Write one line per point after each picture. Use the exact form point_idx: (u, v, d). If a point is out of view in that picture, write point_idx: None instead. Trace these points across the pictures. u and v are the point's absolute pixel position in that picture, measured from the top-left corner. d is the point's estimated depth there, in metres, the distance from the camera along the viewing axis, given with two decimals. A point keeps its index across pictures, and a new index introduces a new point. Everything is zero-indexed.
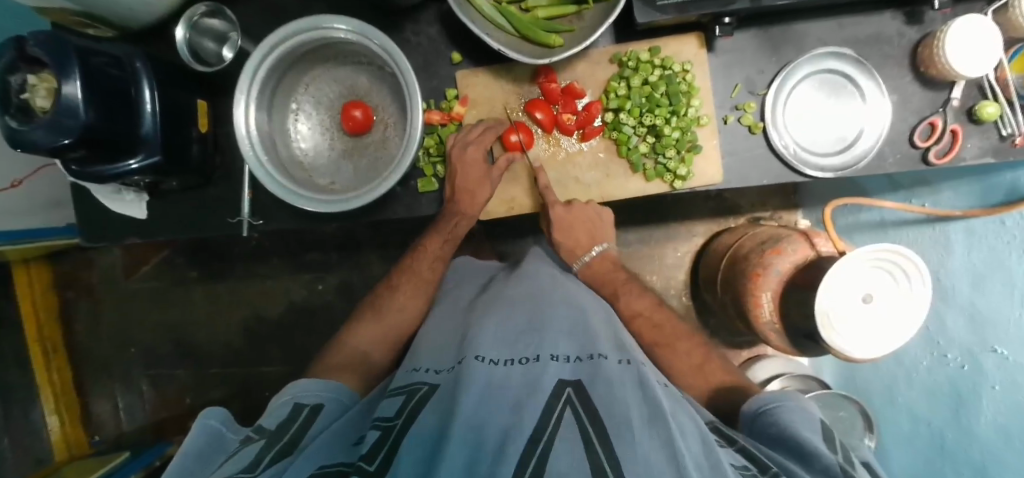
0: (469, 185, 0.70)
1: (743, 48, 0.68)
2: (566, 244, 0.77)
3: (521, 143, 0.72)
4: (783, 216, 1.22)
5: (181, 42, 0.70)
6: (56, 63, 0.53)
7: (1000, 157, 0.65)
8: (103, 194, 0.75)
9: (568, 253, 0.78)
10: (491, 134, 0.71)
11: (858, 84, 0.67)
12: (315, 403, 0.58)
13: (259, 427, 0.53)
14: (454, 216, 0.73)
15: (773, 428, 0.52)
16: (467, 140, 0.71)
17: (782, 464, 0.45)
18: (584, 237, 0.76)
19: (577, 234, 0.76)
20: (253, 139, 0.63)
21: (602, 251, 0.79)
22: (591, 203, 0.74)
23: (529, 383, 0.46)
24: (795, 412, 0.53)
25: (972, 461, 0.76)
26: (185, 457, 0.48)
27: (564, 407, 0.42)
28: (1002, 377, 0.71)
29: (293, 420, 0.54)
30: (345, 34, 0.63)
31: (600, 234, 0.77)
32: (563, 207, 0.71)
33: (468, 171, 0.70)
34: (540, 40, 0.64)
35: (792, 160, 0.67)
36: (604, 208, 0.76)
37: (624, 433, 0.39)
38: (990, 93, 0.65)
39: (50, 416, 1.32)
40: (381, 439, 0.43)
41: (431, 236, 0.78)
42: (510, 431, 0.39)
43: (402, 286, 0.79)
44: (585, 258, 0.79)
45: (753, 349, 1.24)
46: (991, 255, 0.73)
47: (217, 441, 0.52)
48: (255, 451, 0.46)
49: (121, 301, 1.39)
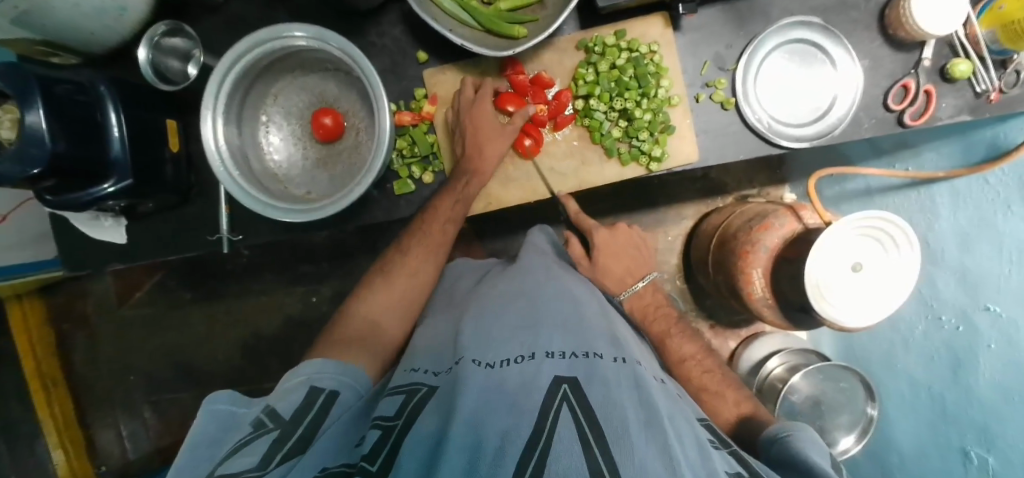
0: (479, 138, 0.69)
1: (708, 24, 0.68)
2: (617, 270, 0.83)
3: (533, 146, 0.72)
4: (770, 192, 1.22)
5: (144, 63, 0.68)
6: (16, 93, 0.53)
7: (977, 114, 0.65)
8: (81, 221, 0.75)
9: (617, 281, 0.83)
10: (489, 85, 0.70)
11: (827, 52, 0.67)
12: (330, 389, 0.56)
13: (272, 411, 0.51)
14: (467, 174, 0.70)
15: (784, 455, 0.52)
16: (470, 97, 0.70)
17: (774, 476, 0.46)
18: (631, 264, 0.85)
19: (623, 261, 0.84)
20: (223, 155, 0.63)
21: (649, 281, 0.84)
22: (634, 232, 0.88)
23: (525, 384, 0.45)
24: (807, 440, 0.54)
25: (973, 421, 0.74)
26: (196, 444, 0.48)
27: (561, 404, 0.41)
28: (997, 334, 0.68)
29: (307, 409, 0.52)
30: (304, 41, 0.63)
31: (645, 264, 0.86)
32: (605, 229, 0.85)
33: (483, 127, 0.69)
34: (504, 32, 0.63)
35: (766, 132, 0.66)
36: (646, 236, 0.89)
37: (622, 437, 0.38)
38: (962, 51, 0.64)
39: (55, 451, 1.30)
40: (381, 439, 0.43)
41: (442, 199, 0.71)
42: (510, 433, 0.37)
43: (413, 248, 0.75)
44: (634, 287, 0.83)
45: (751, 327, 1.24)
46: (977, 213, 0.71)
47: (227, 421, 0.51)
48: (266, 446, 0.46)
49: (117, 329, 1.38)
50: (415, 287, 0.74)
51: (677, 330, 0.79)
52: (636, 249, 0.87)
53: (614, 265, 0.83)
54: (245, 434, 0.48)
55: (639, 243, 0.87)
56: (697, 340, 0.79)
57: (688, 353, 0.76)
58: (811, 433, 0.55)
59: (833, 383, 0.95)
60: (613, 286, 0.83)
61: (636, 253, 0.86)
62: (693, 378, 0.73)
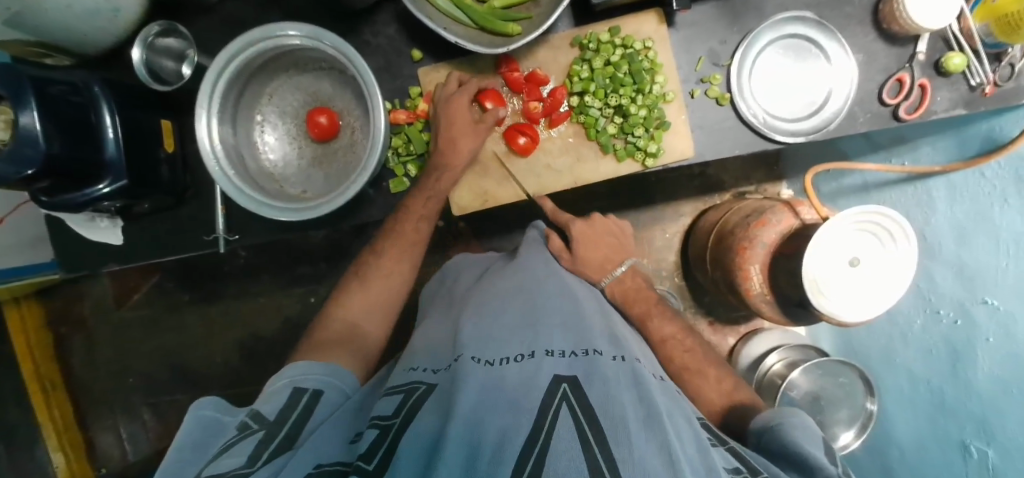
0: (453, 134, 0.68)
1: (703, 20, 0.68)
2: (596, 259, 0.81)
3: (529, 143, 0.71)
4: (768, 188, 1.22)
5: (138, 62, 0.69)
6: (10, 94, 0.53)
7: (972, 108, 0.65)
8: (78, 222, 0.75)
9: (597, 267, 0.81)
10: (474, 84, 0.69)
11: (821, 47, 0.67)
12: (314, 389, 0.56)
13: (257, 413, 0.51)
14: (438, 170, 0.70)
15: (776, 443, 0.52)
16: (451, 93, 0.69)
17: (771, 471, 0.46)
18: (611, 252, 0.83)
19: (602, 249, 0.82)
20: (218, 154, 0.63)
21: (628, 267, 0.83)
22: (610, 220, 0.86)
23: (524, 382, 0.45)
24: (800, 429, 0.53)
25: (972, 416, 0.74)
26: (182, 448, 0.48)
27: (560, 402, 0.41)
28: (994, 328, 0.68)
29: (291, 409, 0.52)
30: (299, 40, 0.63)
31: (626, 249, 0.85)
32: (582, 220, 0.83)
33: (457, 121, 0.68)
34: (499, 29, 0.63)
35: (761, 127, 0.66)
36: (623, 223, 0.88)
37: (622, 435, 0.38)
38: (956, 44, 0.64)
39: (55, 454, 1.30)
40: (379, 438, 0.43)
41: (412, 196, 0.71)
42: (508, 432, 0.37)
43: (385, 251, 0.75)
44: (614, 273, 0.82)
45: (750, 324, 1.24)
46: (974, 207, 0.71)
47: (214, 427, 0.51)
48: (252, 444, 0.46)
49: (116, 331, 1.38)
50: (393, 288, 0.74)
51: (658, 313, 0.78)
52: (614, 237, 0.85)
53: (592, 253, 0.81)
54: (231, 437, 0.48)
55: (617, 229, 0.86)
56: (677, 319, 0.78)
57: (668, 333, 0.75)
58: (801, 420, 0.55)
59: (832, 379, 0.96)
60: (594, 273, 0.81)
61: (616, 240, 0.84)
62: (675, 357, 0.72)
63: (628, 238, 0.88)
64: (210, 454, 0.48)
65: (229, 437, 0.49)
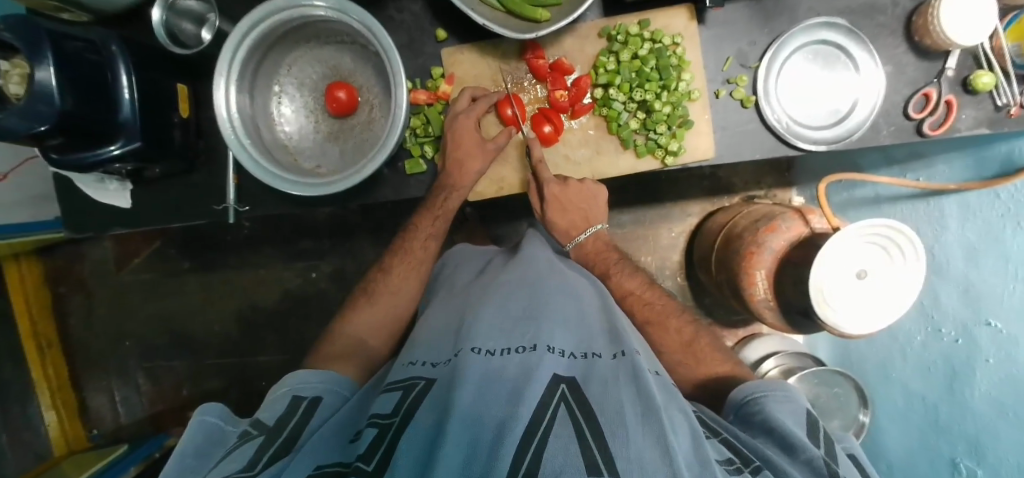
0: (460, 155, 0.69)
1: (734, 20, 0.67)
2: (563, 225, 0.78)
3: (554, 133, 0.71)
4: (777, 194, 1.22)
5: (157, 23, 0.66)
6: (26, 47, 0.52)
7: (996, 128, 0.64)
8: (87, 183, 0.73)
9: (563, 233, 0.80)
10: (484, 104, 0.70)
11: (850, 54, 0.66)
12: (313, 395, 0.57)
13: (256, 421, 0.52)
14: (444, 190, 0.72)
15: (759, 415, 0.52)
16: (459, 112, 0.70)
17: (762, 455, 0.46)
18: (579, 220, 0.78)
19: (569, 217, 0.77)
20: (235, 123, 0.62)
21: (595, 232, 0.80)
22: (586, 181, 0.73)
23: (525, 375, 0.45)
24: (786, 402, 0.54)
25: (965, 433, 0.75)
26: (184, 454, 0.48)
27: (559, 402, 0.41)
28: (995, 349, 0.68)
29: (291, 414, 0.53)
30: (324, 11, 0.61)
31: (594, 215, 0.78)
32: (558, 182, 0.71)
33: (464, 141, 0.69)
34: (526, 14, 0.62)
35: (784, 133, 0.66)
36: (599, 186, 0.74)
37: (619, 430, 0.38)
38: (986, 62, 0.63)
39: (47, 412, 1.30)
40: (378, 438, 0.42)
41: (421, 214, 0.77)
42: (507, 423, 0.38)
43: (395, 268, 0.79)
44: (577, 239, 0.80)
45: (748, 328, 1.24)
46: (986, 227, 0.71)
47: (216, 435, 0.51)
48: (252, 450, 0.46)
49: (114, 294, 1.38)
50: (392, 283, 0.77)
51: (618, 268, 0.77)
52: (586, 201, 0.75)
53: (558, 220, 0.77)
54: (232, 445, 0.48)
55: (590, 193, 0.74)
56: (639, 274, 0.77)
57: (629, 288, 0.75)
58: (787, 394, 0.55)
59: (828, 389, 0.95)
60: (560, 237, 0.81)
61: (586, 206, 0.76)
62: (636, 311, 0.73)
63: (601, 200, 0.76)
64: (211, 462, 0.48)
65: (230, 446, 0.49)
